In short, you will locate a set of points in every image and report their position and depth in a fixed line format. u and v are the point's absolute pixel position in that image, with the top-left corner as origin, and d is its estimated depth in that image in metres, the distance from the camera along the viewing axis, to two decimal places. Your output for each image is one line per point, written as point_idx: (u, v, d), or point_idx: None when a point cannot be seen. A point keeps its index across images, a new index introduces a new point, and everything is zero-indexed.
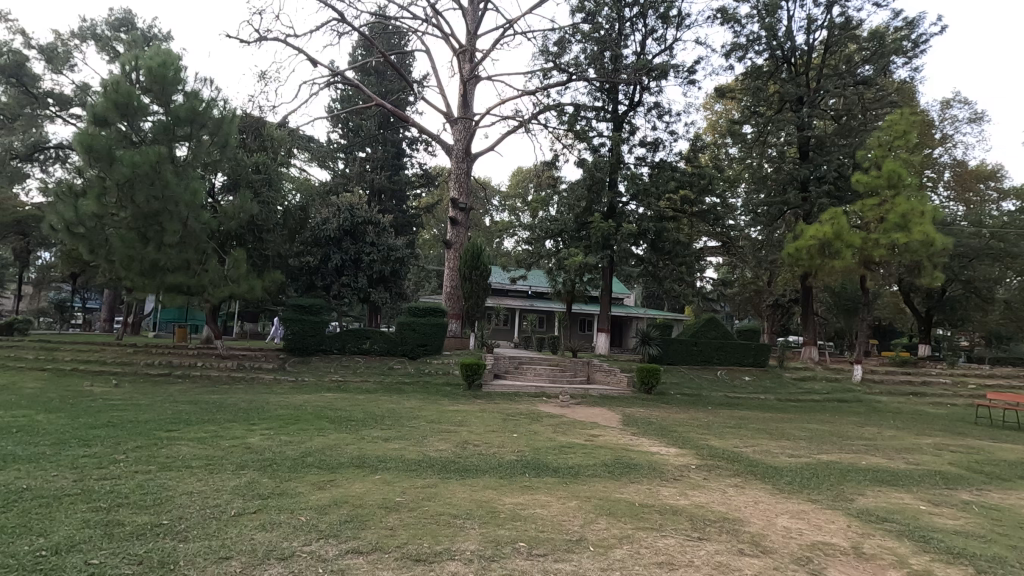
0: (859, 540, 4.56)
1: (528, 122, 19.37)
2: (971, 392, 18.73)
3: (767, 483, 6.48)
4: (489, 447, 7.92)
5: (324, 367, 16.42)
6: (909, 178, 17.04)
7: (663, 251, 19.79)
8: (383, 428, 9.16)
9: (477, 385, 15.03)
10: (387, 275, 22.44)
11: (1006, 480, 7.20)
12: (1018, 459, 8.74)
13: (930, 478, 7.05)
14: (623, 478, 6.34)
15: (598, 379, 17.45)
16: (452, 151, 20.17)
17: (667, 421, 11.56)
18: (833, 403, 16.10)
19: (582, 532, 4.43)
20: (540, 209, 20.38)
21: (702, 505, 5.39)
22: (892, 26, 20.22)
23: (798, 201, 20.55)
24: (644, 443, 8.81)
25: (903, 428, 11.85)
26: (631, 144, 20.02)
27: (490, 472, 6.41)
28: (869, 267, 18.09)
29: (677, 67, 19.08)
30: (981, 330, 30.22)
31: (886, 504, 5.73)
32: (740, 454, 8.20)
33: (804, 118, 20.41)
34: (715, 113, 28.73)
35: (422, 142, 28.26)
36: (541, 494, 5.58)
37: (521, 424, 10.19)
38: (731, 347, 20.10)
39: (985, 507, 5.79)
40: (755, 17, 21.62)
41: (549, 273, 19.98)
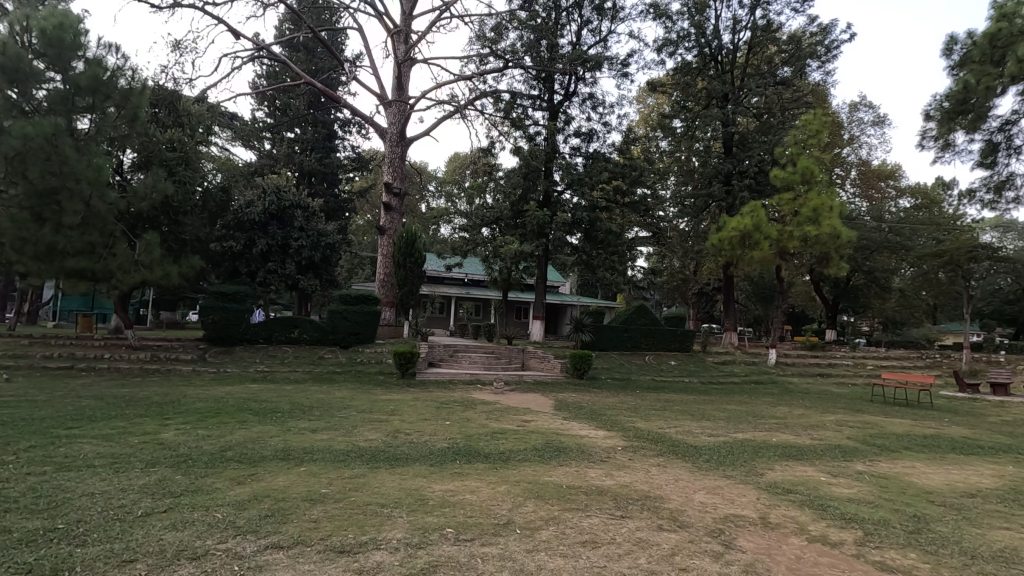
0: (767, 511, 4.89)
1: (464, 109, 19.09)
2: (870, 374, 20.53)
3: (687, 462, 6.81)
4: (420, 435, 7.85)
5: (248, 357, 15.64)
6: (819, 175, 18.34)
7: (595, 240, 20.34)
8: (310, 419, 8.87)
9: (411, 373, 14.87)
10: (317, 261, 21.59)
11: (894, 451, 7.97)
12: (907, 432, 9.65)
13: (831, 451, 7.69)
14: (552, 462, 6.49)
15: (532, 365, 17.75)
16: (386, 135, 19.53)
17: (597, 405, 11.93)
18: (750, 385, 17.21)
19: (510, 516, 4.50)
20: (477, 195, 20.27)
21: (626, 485, 5.61)
22: (808, 31, 21.61)
23: (722, 193, 21.64)
24: (574, 427, 9.05)
25: (811, 407, 12.82)
26: (566, 134, 20.30)
27: (420, 460, 6.37)
28: (784, 258, 19.38)
29: (611, 59, 19.46)
30: (880, 315, 33.10)
31: (792, 477, 6.20)
32: (664, 434, 8.60)
33: (729, 115, 21.45)
34: (648, 107, 29.59)
35: (355, 124, 27.29)
36: (471, 480, 5.59)
37: (454, 411, 10.19)
38: (659, 333, 20.98)
39: (875, 476, 6.38)
40: (685, 15, 22.41)
41: (485, 260, 19.98)
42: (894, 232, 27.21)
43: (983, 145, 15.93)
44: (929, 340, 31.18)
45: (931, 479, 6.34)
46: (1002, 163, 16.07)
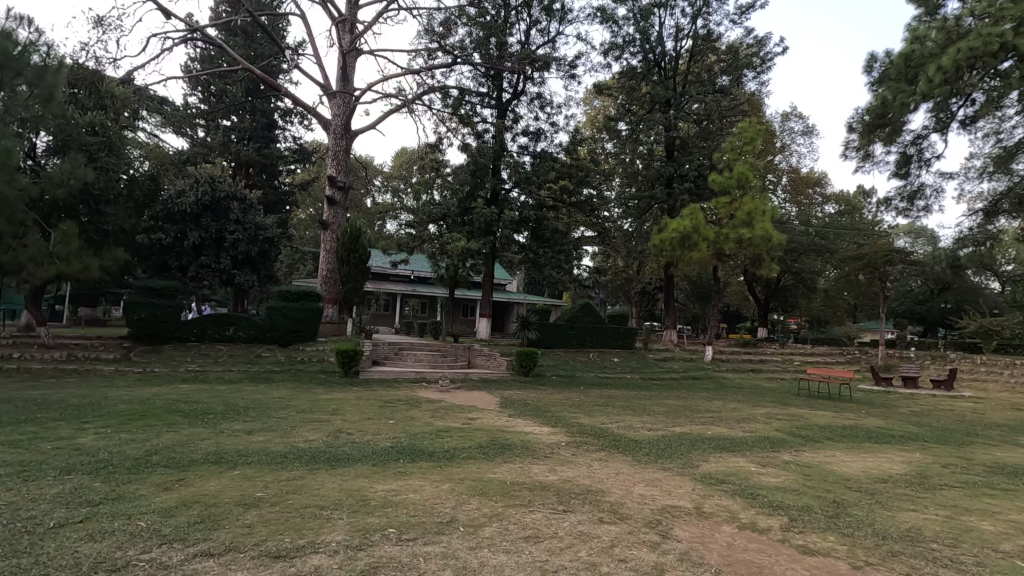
0: (702, 501, 5.11)
1: (411, 103, 18.76)
2: (797, 369, 21.78)
3: (628, 456, 7.00)
4: (363, 435, 7.68)
5: (178, 356, 14.81)
6: (754, 180, 19.27)
7: (542, 238, 20.56)
8: (246, 420, 8.49)
9: (354, 372, 14.52)
10: (255, 256, 20.70)
11: (818, 441, 8.51)
12: (828, 424, 10.32)
13: (762, 443, 8.10)
14: (497, 459, 6.51)
15: (478, 363, 17.72)
16: (330, 126, 18.88)
17: (542, 402, 12.08)
18: (688, 380, 17.90)
19: (453, 514, 4.48)
20: (423, 191, 20.01)
21: (569, 480, 5.70)
22: (745, 42, 22.66)
23: (664, 196, 22.36)
24: (519, 424, 9.12)
25: (744, 401, 13.47)
26: (514, 132, 20.38)
27: (362, 460, 6.23)
28: (720, 258, 20.26)
29: (559, 60, 19.67)
30: (806, 313, 35.17)
31: (725, 468, 6.50)
32: (606, 430, 8.81)
33: (671, 119, 22.15)
34: (594, 109, 30.17)
35: (297, 114, 26.30)
36: (415, 479, 5.52)
37: (399, 410, 10.05)
38: (604, 331, 21.45)
39: (800, 465, 6.79)
40: (631, 20, 22.99)
41: (431, 257, 19.76)
42: (820, 236, 28.98)
43: (899, 156, 17.21)
44: (850, 337, 33.43)
45: (848, 467, 6.80)
46: (914, 173, 17.38)
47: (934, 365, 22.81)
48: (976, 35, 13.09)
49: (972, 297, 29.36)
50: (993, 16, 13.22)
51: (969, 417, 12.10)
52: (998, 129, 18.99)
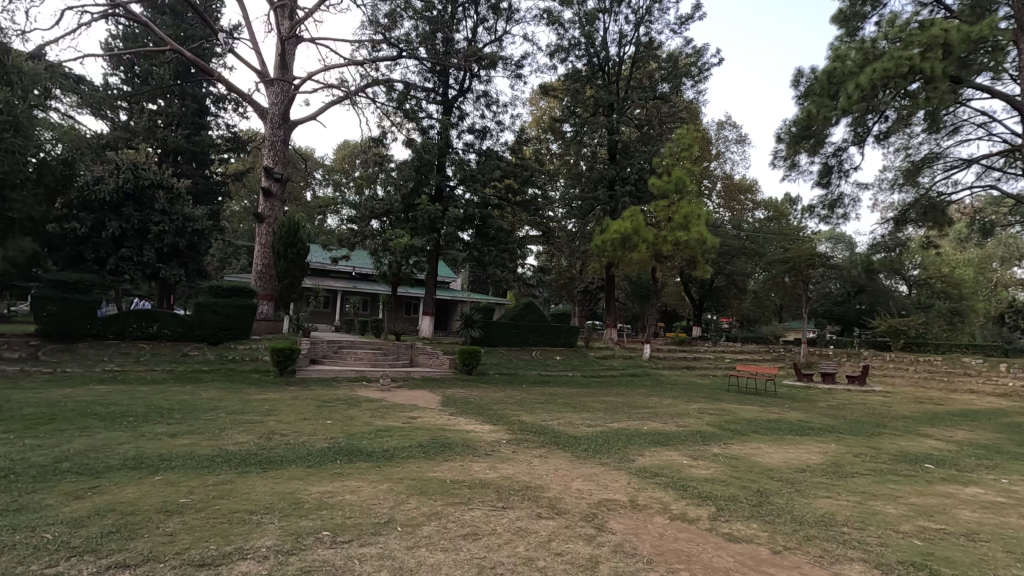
0: (636, 494, 5.27)
1: (353, 95, 18.26)
2: (727, 366, 22.86)
3: (567, 452, 7.13)
4: (298, 436, 7.42)
5: (94, 355, 13.78)
6: (690, 185, 20.05)
7: (487, 237, 20.57)
8: (170, 423, 8.04)
9: (290, 371, 14.02)
10: (183, 249, 19.59)
11: (744, 434, 8.98)
12: (754, 418, 10.91)
13: (693, 437, 8.46)
14: (437, 457, 6.48)
15: (420, 362, 17.50)
16: (267, 116, 18.06)
17: (484, 399, 12.09)
18: (626, 378, 18.43)
19: (391, 514, 4.41)
20: (366, 186, 19.53)
21: (508, 477, 5.75)
22: (684, 51, 23.55)
23: (606, 198, 22.91)
24: (461, 422, 9.09)
25: (679, 397, 14.03)
26: (460, 129, 20.29)
27: (296, 462, 6.03)
28: (659, 259, 20.99)
29: (505, 59, 19.75)
30: (737, 313, 36.99)
31: (658, 461, 6.74)
32: (546, 426, 8.94)
33: (614, 123, 22.73)
34: (540, 110, 30.50)
35: (231, 101, 25.04)
36: (352, 480, 5.40)
37: (337, 410, 9.80)
38: (546, 329, 21.70)
39: (728, 457, 7.14)
40: (576, 24, 23.45)
41: (373, 254, 19.39)
42: (750, 240, 30.61)
43: (821, 167, 18.41)
44: (776, 336, 35.45)
45: (771, 458, 7.22)
46: (834, 183, 18.65)
47: (849, 362, 24.57)
48: (889, 57, 14.22)
49: (883, 300, 31.81)
50: (904, 40, 14.43)
51: (878, 410, 13.13)
52: (906, 145, 20.76)
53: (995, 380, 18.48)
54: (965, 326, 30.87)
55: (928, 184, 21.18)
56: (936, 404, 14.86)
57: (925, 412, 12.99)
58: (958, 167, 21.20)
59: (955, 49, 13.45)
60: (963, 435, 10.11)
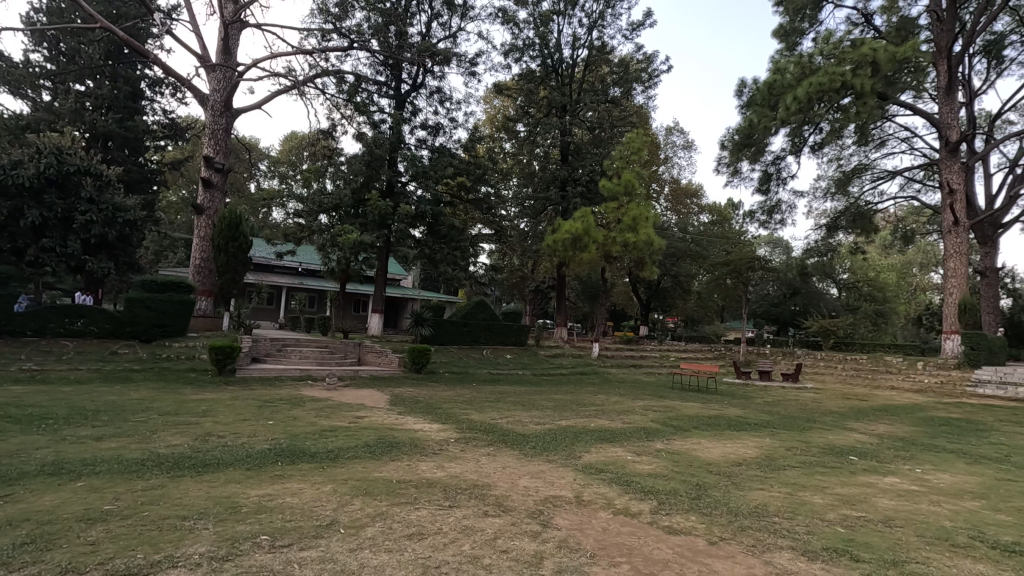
0: (581, 490, 5.37)
1: (301, 85, 17.66)
2: (672, 364, 23.60)
3: (515, 450, 7.16)
4: (236, 437, 7.12)
5: (10, 353, 12.75)
6: (639, 188, 20.56)
7: (438, 234, 20.36)
8: (95, 425, 7.54)
9: (229, 370, 13.44)
10: (112, 241, 18.38)
11: (686, 430, 9.31)
12: (695, 414, 11.33)
13: (638, 433, 8.68)
14: (383, 457, 6.37)
15: (369, 360, 17.16)
16: (208, 103, 17.21)
17: (434, 398, 12.00)
18: (575, 376, 18.74)
19: (334, 515, 4.31)
20: (314, 180, 18.97)
21: (456, 475, 5.73)
22: (635, 57, 24.13)
23: (558, 199, 23.20)
24: (408, 421, 8.98)
25: (626, 395, 14.37)
26: (412, 125, 20.02)
27: (234, 465, 5.79)
28: (608, 260, 21.41)
29: (460, 56, 19.63)
30: (682, 313, 38.30)
31: (603, 457, 6.88)
32: (495, 425, 8.96)
33: (567, 125, 23.02)
34: (494, 108, 30.53)
35: (168, 85, 23.72)
36: (293, 482, 5.23)
37: (279, 410, 9.49)
38: (497, 328, 21.75)
39: (670, 453, 7.36)
40: (531, 24, 23.64)
41: (320, 249, 18.87)
42: (694, 242, 31.78)
43: (761, 174, 19.32)
44: (718, 335, 36.93)
45: (711, 453, 7.50)
46: (773, 190, 19.59)
47: (784, 360, 25.91)
48: (825, 72, 15.04)
49: (816, 302, 33.65)
50: (837, 57, 15.33)
51: (809, 405, 13.90)
52: (839, 156, 22.07)
53: (913, 377, 19.70)
54: (888, 327, 33.21)
55: (857, 193, 22.59)
56: (861, 400, 15.85)
57: (850, 407, 13.86)
58: (884, 178, 22.74)
59: (883, 68, 14.42)
60: (884, 429, 10.83)
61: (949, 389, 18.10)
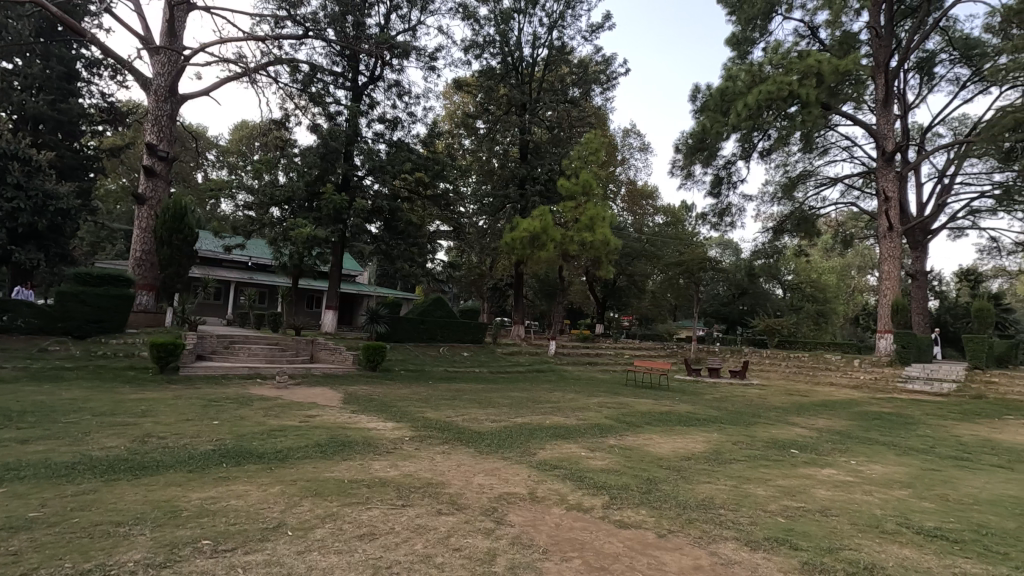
0: (536, 486, 5.41)
1: (253, 73, 17.02)
2: (626, 362, 24.08)
3: (470, 448, 7.14)
4: (178, 438, 6.81)
5: None
6: (596, 189, 20.84)
7: (395, 230, 20.05)
8: (20, 427, 7.05)
9: (172, 368, 12.84)
10: (42, 230, 17.22)
11: (638, 426, 9.52)
12: (648, 410, 11.61)
13: (592, 429, 8.82)
14: (335, 457, 6.23)
15: (322, 358, 16.76)
16: (151, 87, 16.34)
17: (389, 396, 11.84)
18: (531, 373, 18.88)
19: (282, 518, 4.18)
20: (266, 171, 18.32)
21: (410, 474, 5.66)
22: (595, 59, 24.44)
23: (516, 197, 23.25)
24: (362, 420, 8.81)
25: (581, 392, 14.56)
26: (369, 118, 19.63)
27: (176, 467, 5.54)
28: (565, 258, 21.61)
29: (419, 50, 19.37)
30: (636, 311, 39.13)
31: (558, 454, 6.94)
32: (450, 422, 8.91)
33: (526, 123, 23.10)
34: (454, 104, 30.32)
35: (107, 67, 22.40)
36: (239, 484, 5.05)
37: (225, 409, 9.13)
38: (454, 325, 21.66)
39: (622, 448, 7.51)
40: (491, 21, 23.60)
41: (272, 243, 18.26)
42: (649, 242, 32.56)
43: (713, 177, 19.94)
44: (670, 333, 37.95)
45: (662, 448, 7.70)
46: (724, 194, 20.25)
47: (732, 357, 26.89)
48: (773, 81, 15.65)
49: (762, 302, 35.01)
50: (785, 67, 15.97)
51: (754, 401, 14.46)
52: (785, 162, 23.04)
53: (849, 373, 20.80)
54: (828, 327, 34.99)
55: (802, 198, 23.64)
56: (803, 396, 16.61)
57: (792, 403, 14.51)
58: (826, 184, 23.86)
59: (827, 79, 15.15)
60: (823, 423, 11.40)
61: (882, 384, 19.20)
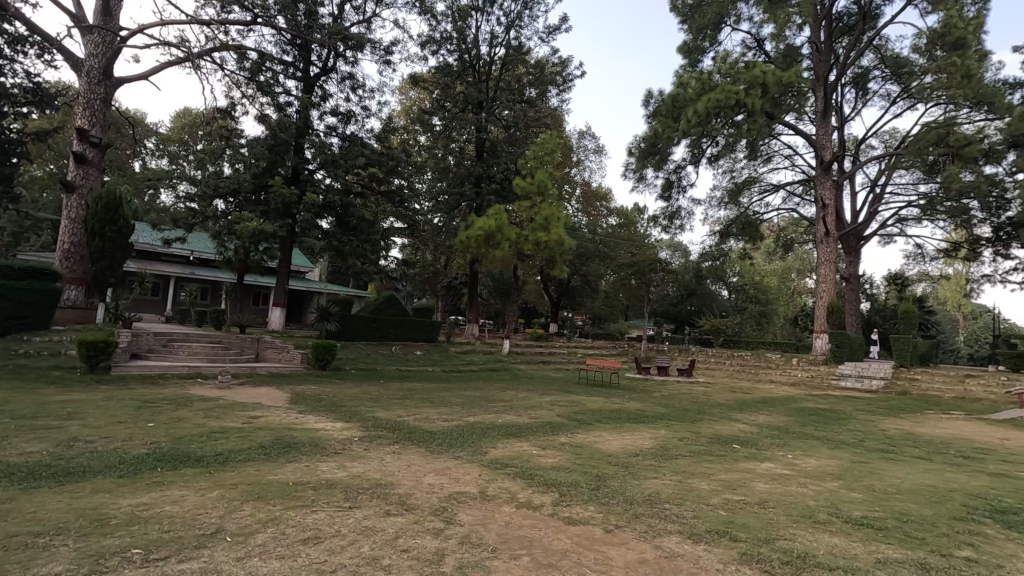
0: (486, 485, 5.41)
1: (196, 58, 16.25)
2: (579, 361, 24.41)
3: (421, 447, 7.07)
4: (108, 442, 6.43)
5: None
6: (551, 189, 21.05)
7: (347, 226, 19.55)
8: None
9: (104, 368, 12.11)
10: None
11: (589, 423, 9.68)
12: (599, 408, 11.82)
13: (544, 428, 8.89)
14: (280, 459, 6.02)
15: (268, 357, 16.21)
16: (83, 69, 15.33)
17: (338, 396, 11.56)
18: (485, 372, 18.87)
19: (220, 523, 4.01)
20: (209, 162, 17.55)
21: (358, 475, 5.54)
22: (551, 60, 24.65)
23: (472, 195, 23.10)
24: (309, 420, 8.57)
25: (534, 390, 14.68)
26: (321, 110, 19.10)
27: (105, 473, 5.22)
28: (520, 257, 21.70)
29: (374, 42, 19.00)
30: (589, 311, 39.74)
31: (509, 452, 6.97)
32: (402, 422, 8.79)
33: (482, 121, 23.03)
34: (410, 99, 29.91)
35: (33, 44, 20.85)
36: (175, 489, 4.81)
37: (163, 410, 8.69)
38: (407, 324, 21.38)
39: (573, 446, 7.61)
40: (448, 17, 23.43)
41: (215, 237, 17.50)
42: (603, 243, 33.18)
43: (664, 182, 20.51)
44: (622, 333, 38.77)
45: (611, 445, 7.85)
46: (674, 197, 20.85)
47: (680, 356, 27.75)
48: (722, 90, 16.27)
49: (708, 303, 36.29)
50: (733, 77, 16.63)
51: (700, 398, 14.96)
52: (732, 168, 23.95)
53: (788, 371, 21.82)
54: (769, 327, 36.65)
55: (747, 204, 24.64)
56: (745, 393, 17.33)
57: (735, 400, 15.10)
58: (769, 191, 24.94)
59: (771, 90, 15.86)
60: (763, 419, 11.92)
61: (818, 381, 20.28)
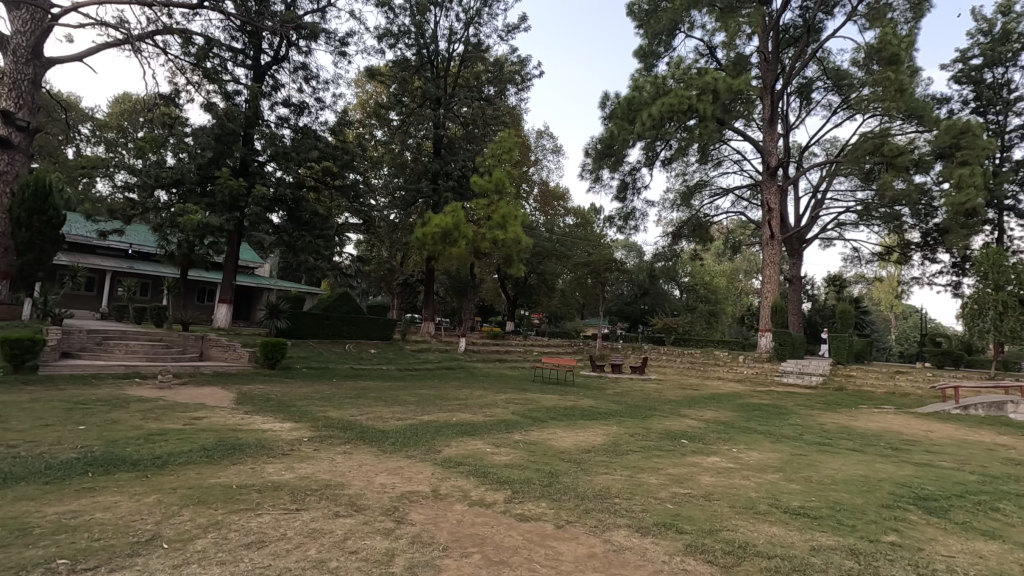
0: (439, 484, 5.37)
1: (137, 41, 15.42)
2: (535, 359, 24.52)
3: (373, 447, 6.94)
4: (33, 446, 6.02)
5: None
6: (509, 188, 21.07)
7: (299, 221, 19.01)
8: None
9: (29, 367, 11.34)
10: None
11: (543, 421, 9.77)
12: (553, 405, 11.94)
13: (498, 425, 8.91)
14: (224, 461, 5.80)
15: (213, 355, 15.60)
16: (8, 47, 14.24)
17: (287, 395, 11.22)
18: (441, 371, 18.71)
19: (156, 530, 3.82)
20: (150, 150, 16.70)
21: (306, 476, 5.40)
22: (510, 59, 24.70)
23: (429, 191, 22.79)
24: (256, 421, 8.29)
25: (489, 388, 14.69)
26: (273, 100, 18.51)
27: (28, 479, 4.87)
28: (477, 255, 21.64)
29: (328, 33, 18.53)
30: (546, 309, 40.05)
31: (462, 451, 6.95)
32: (353, 421, 8.62)
33: (440, 118, 22.83)
34: (366, 93, 29.33)
35: None
36: (107, 495, 4.55)
37: (95, 412, 8.21)
38: (361, 322, 20.95)
39: (527, 443, 7.65)
40: (406, 11, 23.10)
41: (157, 230, 16.66)
42: (559, 243, 33.50)
43: (619, 183, 20.91)
44: (577, 331, 39.25)
45: (564, 442, 7.95)
46: (629, 199, 21.26)
47: (633, 354, 28.34)
48: (676, 95, 16.72)
49: (661, 302, 37.23)
50: (686, 81, 17.13)
51: (651, 395, 15.32)
52: (684, 172, 24.68)
53: (735, 368, 22.62)
54: (717, 326, 37.90)
55: (698, 206, 25.41)
56: (694, 389, 17.89)
57: (685, 396, 15.57)
58: (719, 194, 25.80)
59: (721, 96, 16.39)
60: (710, 415, 12.33)
61: (761, 378, 21.16)
